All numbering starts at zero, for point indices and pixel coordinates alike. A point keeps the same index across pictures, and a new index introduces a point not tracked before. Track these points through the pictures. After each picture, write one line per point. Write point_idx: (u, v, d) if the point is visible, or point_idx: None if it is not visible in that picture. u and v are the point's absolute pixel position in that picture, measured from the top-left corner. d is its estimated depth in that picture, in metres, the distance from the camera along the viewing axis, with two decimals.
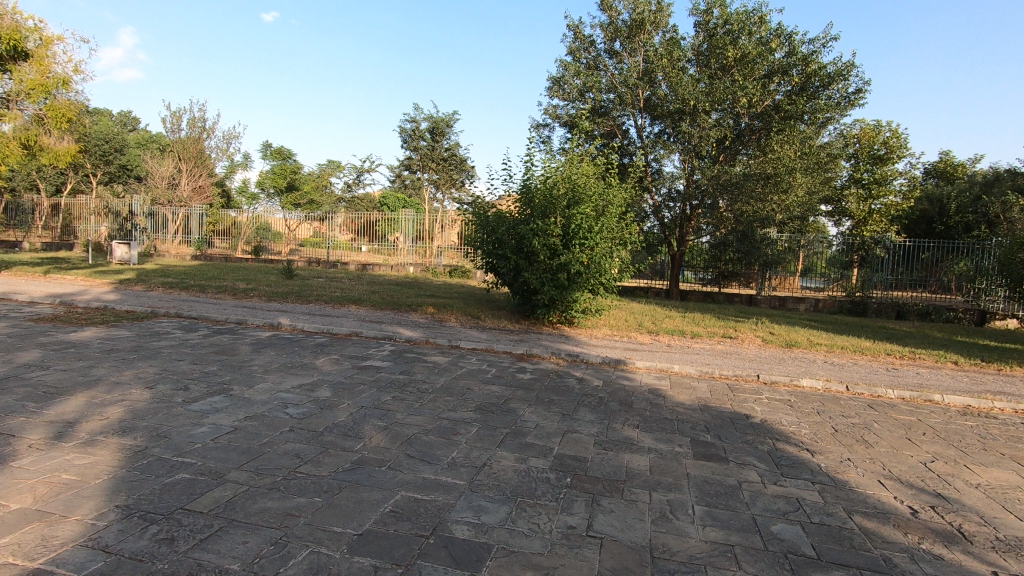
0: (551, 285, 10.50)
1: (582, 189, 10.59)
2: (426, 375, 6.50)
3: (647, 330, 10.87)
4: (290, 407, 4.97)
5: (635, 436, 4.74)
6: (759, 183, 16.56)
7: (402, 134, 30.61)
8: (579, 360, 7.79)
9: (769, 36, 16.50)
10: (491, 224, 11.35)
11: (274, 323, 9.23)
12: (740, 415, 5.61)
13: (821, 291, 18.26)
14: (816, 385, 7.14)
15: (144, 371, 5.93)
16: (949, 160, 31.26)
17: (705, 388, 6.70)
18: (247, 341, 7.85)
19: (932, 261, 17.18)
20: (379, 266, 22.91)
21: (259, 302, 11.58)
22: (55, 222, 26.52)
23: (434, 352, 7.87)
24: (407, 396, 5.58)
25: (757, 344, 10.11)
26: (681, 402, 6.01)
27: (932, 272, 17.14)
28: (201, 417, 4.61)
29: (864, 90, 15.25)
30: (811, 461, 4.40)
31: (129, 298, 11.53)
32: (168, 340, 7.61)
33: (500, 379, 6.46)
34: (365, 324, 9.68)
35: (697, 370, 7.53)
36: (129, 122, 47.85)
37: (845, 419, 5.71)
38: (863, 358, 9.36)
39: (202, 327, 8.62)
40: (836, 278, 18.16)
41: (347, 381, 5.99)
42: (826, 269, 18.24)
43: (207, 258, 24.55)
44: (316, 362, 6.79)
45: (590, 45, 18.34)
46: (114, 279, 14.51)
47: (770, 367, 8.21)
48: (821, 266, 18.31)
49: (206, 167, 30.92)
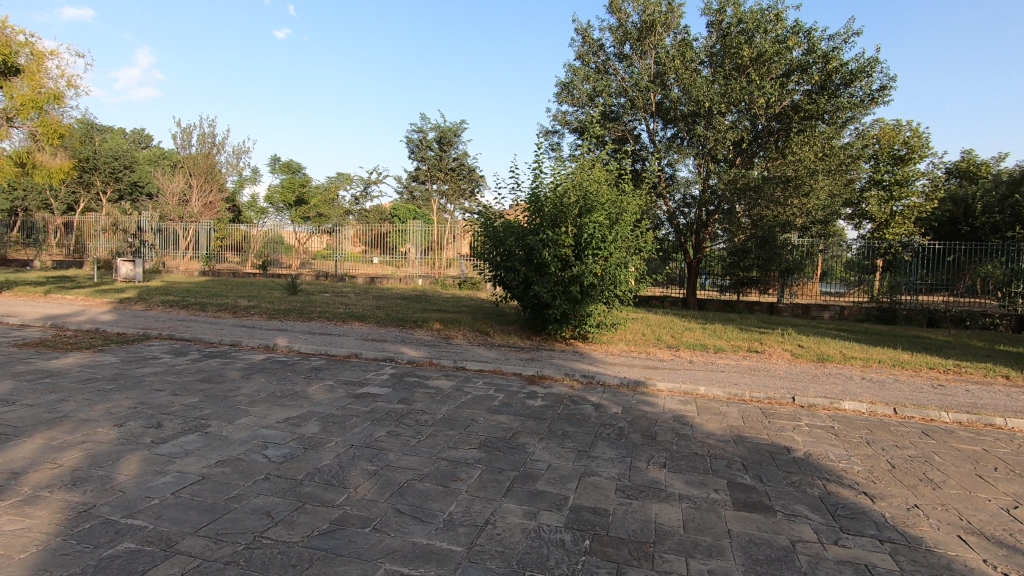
0: (563, 298, 9.92)
1: (594, 195, 10.01)
2: (426, 403, 5.90)
3: (667, 344, 10.20)
4: (269, 448, 4.40)
5: (663, 479, 4.12)
6: (779, 187, 15.96)
7: (410, 144, 30.23)
8: (594, 382, 7.15)
9: (786, 34, 15.84)
10: (499, 235, 10.80)
11: (269, 344, 8.69)
12: (780, 449, 4.94)
13: (841, 296, 17.43)
14: (860, 408, 6.42)
15: (118, 404, 5.41)
16: (972, 159, 30.29)
17: (736, 413, 6.02)
18: (237, 366, 7.30)
19: (958, 265, 16.33)
20: (388, 279, 22.59)
21: (259, 321, 11.11)
22: (67, 241, 26.55)
23: (437, 375, 7.27)
24: (404, 430, 4.98)
25: (786, 358, 9.40)
26: (710, 432, 5.34)
27: (958, 276, 16.31)
28: (169, 462, 4.05)
29: (890, 86, 14.49)
30: (872, 511, 3.73)
31: (124, 318, 11.08)
32: (155, 366, 7.10)
33: (508, 407, 5.84)
34: (366, 343, 9.13)
35: (724, 391, 6.85)
36: (142, 140, 48.60)
37: (901, 451, 5.01)
38: (904, 374, 8.60)
39: (192, 351, 8.11)
40: (857, 281, 17.30)
41: (340, 413, 5.42)
42: (847, 272, 17.40)
43: (216, 274, 24.40)
44: (308, 390, 6.23)
45: (600, 49, 17.84)
46: (116, 298, 14.16)
47: (805, 386, 7.50)
48: (840, 271, 17.51)
49: (216, 182, 30.86)
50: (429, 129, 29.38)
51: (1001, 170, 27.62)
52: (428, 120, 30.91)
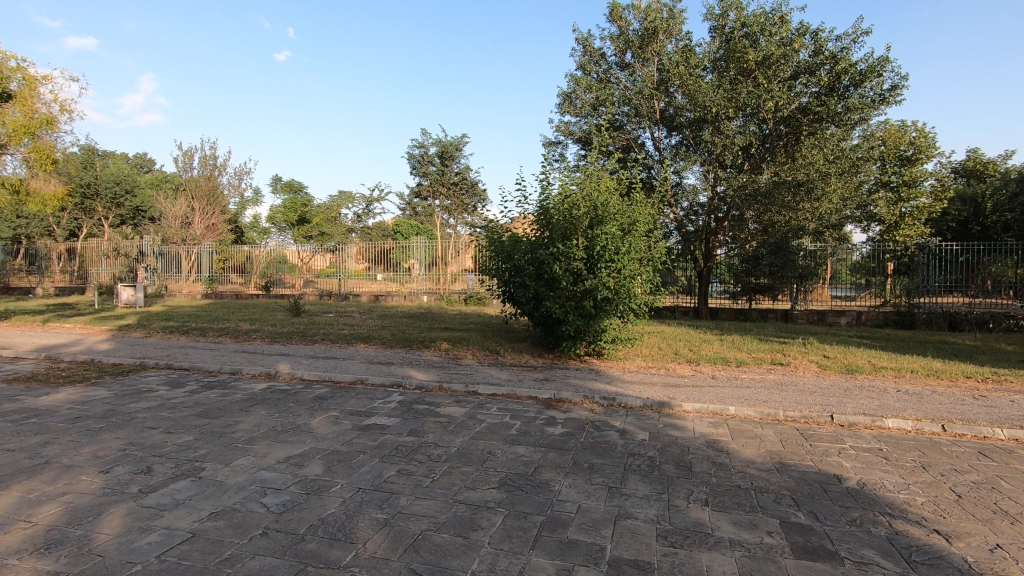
0: (576, 314, 9.53)
1: (604, 206, 9.64)
2: (438, 435, 5.47)
3: (686, 359, 9.74)
4: (267, 495, 3.98)
5: (708, 520, 3.68)
6: (791, 191, 15.61)
7: (411, 160, 30.00)
8: (615, 405, 6.70)
9: (791, 36, 15.52)
10: (507, 249, 10.44)
11: (271, 371, 8.29)
12: (830, 478, 4.49)
13: (851, 301, 17.16)
14: (905, 426, 5.96)
15: (106, 446, 5.00)
16: (978, 158, 29.93)
17: (773, 436, 5.56)
18: (236, 397, 6.89)
19: (971, 265, 15.89)
20: (393, 296, 22.30)
21: (262, 346, 10.74)
22: (70, 267, 26.36)
23: (448, 401, 6.83)
24: (416, 468, 4.55)
25: (813, 371, 8.94)
26: (750, 459, 4.89)
27: (971, 276, 15.83)
28: (156, 517, 3.64)
29: (902, 85, 14.13)
30: (952, 555, 3.29)
31: (122, 347, 10.73)
32: (150, 400, 6.71)
33: (527, 437, 5.40)
34: (372, 367, 8.73)
35: (756, 411, 6.39)
36: (145, 164, 48.79)
37: (963, 477, 4.55)
38: (940, 385, 8.13)
39: (190, 381, 7.70)
40: (867, 284, 16.98)
41: (345, 449, 4.99)
42: (855, 275, 16.99)
43: (219, 296, 24.21)
44: (311, 423, 5.82)
45: (601, 58, 17.62)
46: (116, 325, 13.84)
47: (840, 402, 7.03)
48: (847, 274, 17.07)
49: (218, 204, 30.79)
50: (431, 144, 29.14)
51: (1011, 168, 27.16)
52: (428, 136, 30.69)
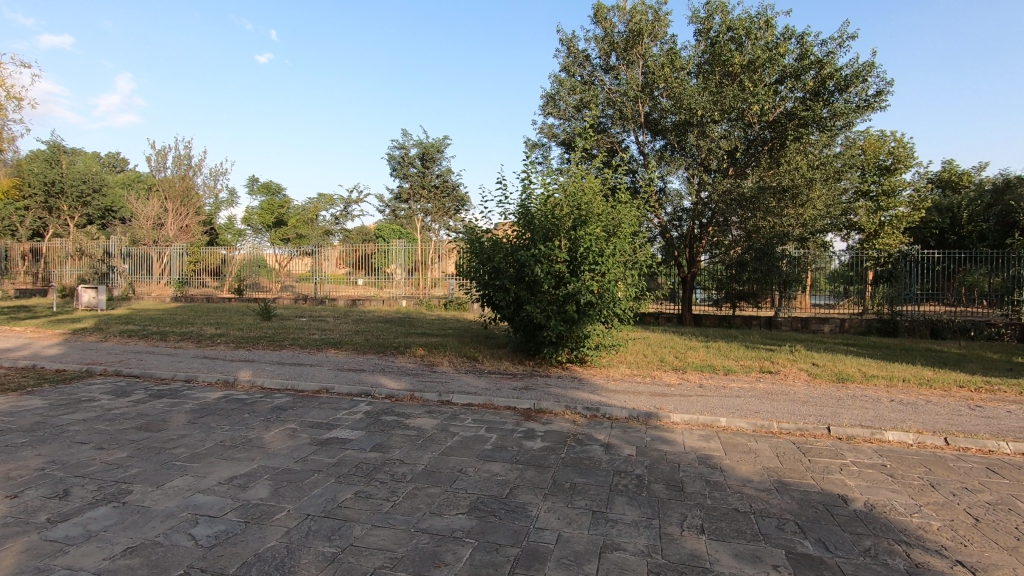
0: (558, 319, 9.09)
1: (588, 207, 9.23)
2: (405, 450, 4.94)
3: (673, 366, 9.35)
4: (199, 525, 3.43)
5: (706, 551, 3.22)
6: (775, 197, 15.39)
7: (391, 161, 29.36)
8: (599, 416, 6.24)
9: (776, 40, 15.36)
10: (487, 252, 9.96)
11: (229, 379, 7.68)
12: (835, 499, 4.07)
13: (830, 309, 16.90)
14: (906, 439, 5.59)
15: (22, 465, 4.39)
16: (953, 169, 30.31)
17: (768, 451, 5.15)
18: (185, 408, 6.28)
19: (948, 273, 15.75)
20: (370, 301, 21.72)
21: (224, 351, 10.08)
22: (34, 268, 25.32)
23: (419, 412, 6.30)
24: (376, 490, 4.03)
25: (804, 379, 8.59)
26: (746, 478, 4.46)
27: (948, 287, 15.68)
28: (58, 554, 3.06)
29: (887, 90, 13.99)
30: None
31: (72, 352, 9.98)
32: (89, 411, 6.07)
33: (503, 453, 4.91)
34: (340, 375, 8.16)
35: (748, 423, 5.99)
36: (118, 164, 47.59)
37: (977, 496, 4.18)
38: (934, 395, 7.81)
39: (138, 390, 7.05)
40: (846, 292, 16.73)
41: (298, 467, 4.45)
42: (832, 284, 16.87)
43: (189, 299, 23.37)
44: (265, 437, 5.26)
45: (585, 60, 17.32)
46: (70, 329, 13.01)
47: (835, 413, 6.66)
48: (824, 282, 16.95)
49: (192, 205, 29.89)
50: (411, 145, 28.56)
51: (987, 180, 27.51)
52: (409, 138, 30.16)
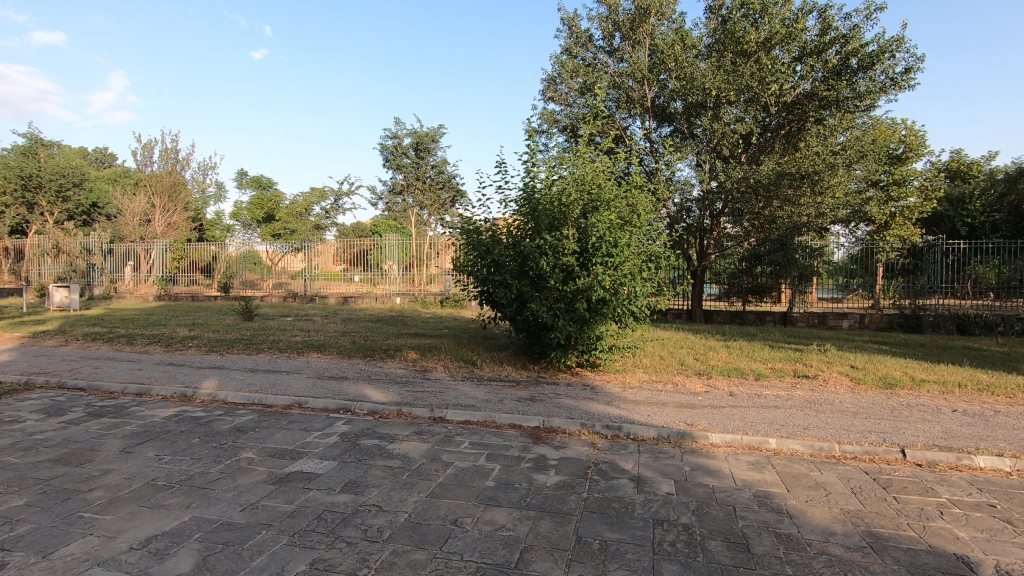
0: (567, 318, 8.06)
1: (601, 192, 8.15)
2: (385, 490, 3.90)
3: (695, 370, 8.33)
4: None
5: None
6: (794, 183, 14.38)
7: (384, 152, 28.16)
8: (622, 437, 5.22)
9: (794, 15, 14.19)
10: (485, 244, 8.91)
11: (187, 393, 6.61)
12: (959, 565, 3.02)
13: (838, 303, 15.96)
14: (999, 465, 4.58)
15: None
16: (962, 159, 29.34)
17: (842, 486, 4.11)
18: (127, 430, 5.24)
19: (958, 265, 14.99)
20: (363, 298, 20.57)
21: (192, 357, 9.00)
22: (14, 266, 24.29)
23: (406, 433, 5.26)
24: (342, 557, 2.99)
25: (846, 385, 7.56)
26: (827, 528, 3.43)
27: (958, 278, 14.88)
28: None
29: (917, 67, 12.91)
30: None
31: (21, 359, 8.89)
32: (5, 437, 5.00)
33: (509, 493, 3.87)
34: (319, 385, 7.11)
35: (804, 445, 4.95)
36: (104, 159, 46.55)
37: None
38: (999, 403, 6.79)
39: (75, 408, 5.97)
40: (847, 286, 15.91)
41: (243, 521, 3.40)
42: (835, 277, 15.96)
43: (173, 297, 22.26)
44: (212, 472, 4.20)
45: (588, 41, 16.21)
46: (31, 331, 11.89)
47: (900, 429, 5.62)
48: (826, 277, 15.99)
49: (180, 201, 28.72)
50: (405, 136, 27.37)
51: (1001, 167, 26.41)
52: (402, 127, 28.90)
